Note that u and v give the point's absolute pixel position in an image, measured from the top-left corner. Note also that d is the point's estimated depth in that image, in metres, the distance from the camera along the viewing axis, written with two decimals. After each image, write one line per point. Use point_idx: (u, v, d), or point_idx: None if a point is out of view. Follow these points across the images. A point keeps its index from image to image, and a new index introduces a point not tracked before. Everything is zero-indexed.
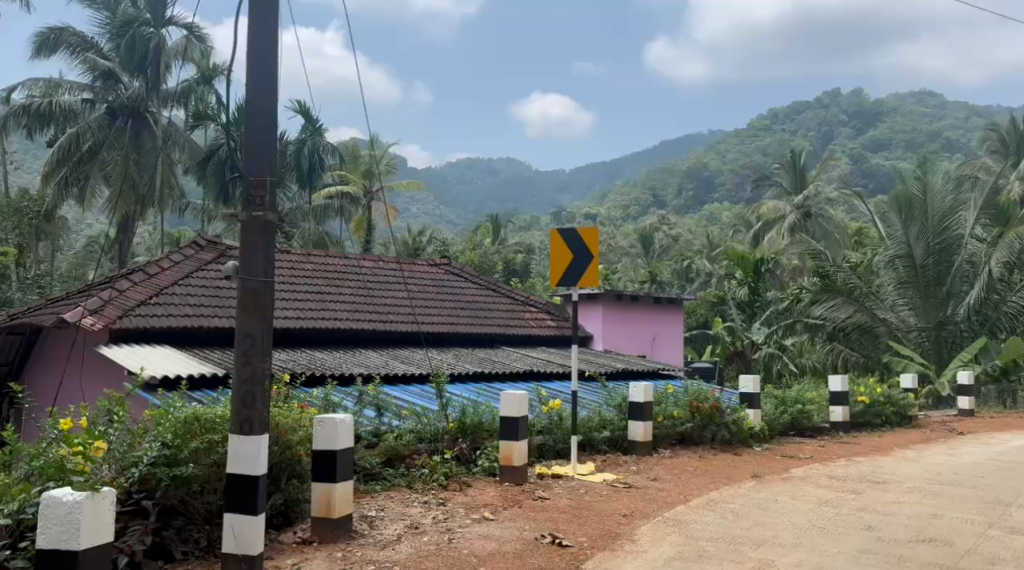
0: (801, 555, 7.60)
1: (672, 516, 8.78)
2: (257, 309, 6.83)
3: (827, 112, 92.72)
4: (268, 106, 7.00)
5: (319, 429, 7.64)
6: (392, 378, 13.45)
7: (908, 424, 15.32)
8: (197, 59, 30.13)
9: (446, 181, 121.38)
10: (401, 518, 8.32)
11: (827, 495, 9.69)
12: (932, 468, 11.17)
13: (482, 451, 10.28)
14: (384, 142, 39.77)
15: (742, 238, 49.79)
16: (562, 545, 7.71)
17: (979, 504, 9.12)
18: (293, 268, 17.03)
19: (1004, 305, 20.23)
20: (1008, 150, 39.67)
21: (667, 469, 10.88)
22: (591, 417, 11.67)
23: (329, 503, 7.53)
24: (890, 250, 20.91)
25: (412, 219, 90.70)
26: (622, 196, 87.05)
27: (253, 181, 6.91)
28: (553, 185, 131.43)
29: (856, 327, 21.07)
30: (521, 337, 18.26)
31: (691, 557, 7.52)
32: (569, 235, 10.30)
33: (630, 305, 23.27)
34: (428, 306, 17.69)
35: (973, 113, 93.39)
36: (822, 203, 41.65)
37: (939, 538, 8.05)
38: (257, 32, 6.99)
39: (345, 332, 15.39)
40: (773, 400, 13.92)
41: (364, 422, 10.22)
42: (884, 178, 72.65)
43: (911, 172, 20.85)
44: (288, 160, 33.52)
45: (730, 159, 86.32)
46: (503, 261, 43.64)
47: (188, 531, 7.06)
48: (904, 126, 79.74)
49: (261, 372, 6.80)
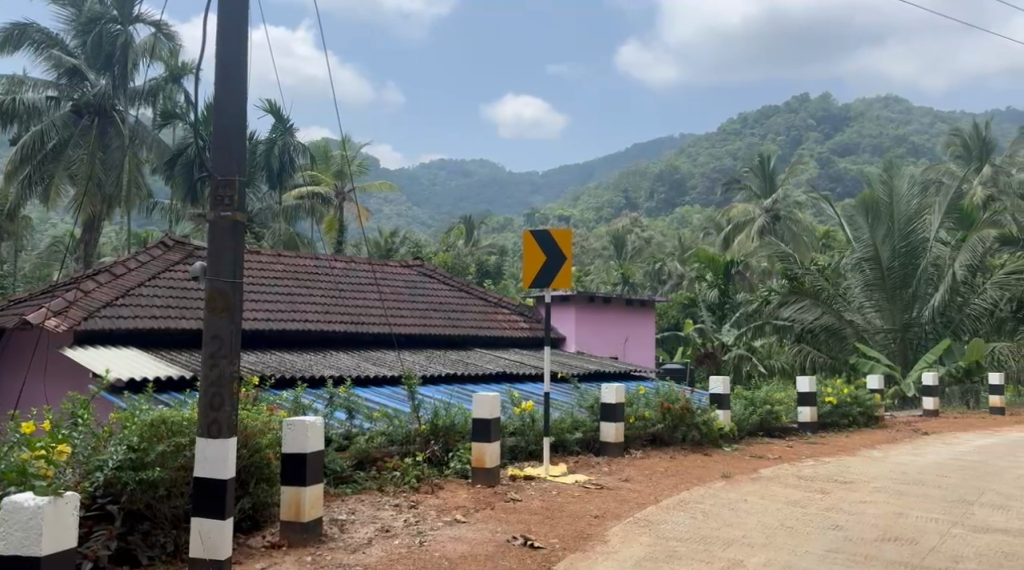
0: (768, 555, 7.67)
1: (643, 516, 8.83)
2: (224, 310, 6.80)
3: (796, 116, 93.57)
4: (236, 105, 6.96)
5: (288, 431, 7.60)
6: (363, 381, 13.40)
7: (875, 424, 15.49)
8: (165, 57, 29.88)
9: (418, 182, 121.31)
10: (372, 521, 8.32)
11: (794, 495, 9.78)
12: (898, 468, 11.28)
13: (454, 453, 10.28)
14: (356, 142, 39.63)
15: (712, 241, 50.07)
16: (534, 547, 7.74)
17: (943, 504, 9.24)
18: (263, 269, 16.94)
19: (968, 307, 20.53)
20: (972, 154, 40.24)
21: (638, 470, 10.96)
22: (563, 418, 11.73)
23: (298, 505, 7.50)
24: (857, 253, 21.09)
25: (384, 221, 90.48)
26: (594, 199, 87.36)
27: (220, 181, 6.86)
28: (525, 187, 131.48)
29: (823, 329, 21.26)
30: (494, 338, 18.29)
31: (661, 557, 7.57)
32: (541, 236, 10.33)
33: (601, 307, 23.34)
34: (399, 307, 17.64)
35: (937, 118, 94.69)
36: (790, 206, 41.98)
37: (904, 537, 8.14)
38: (225, 33, 6.96)
39: (316, 333, 15.31)
40: (742, 400, 14.02)
41: (334, 425, 10.20)
42: (851, 182, 73.45)
43: (877, 175, 21.03)
44: (257, 160, 33.33)
45: (701, 162, 86.84)
46: (475, 262, 43.69)
47: (154, 536, 6.98)
48: (871, 131, 80.59)
49: (227, 374, 6.76)
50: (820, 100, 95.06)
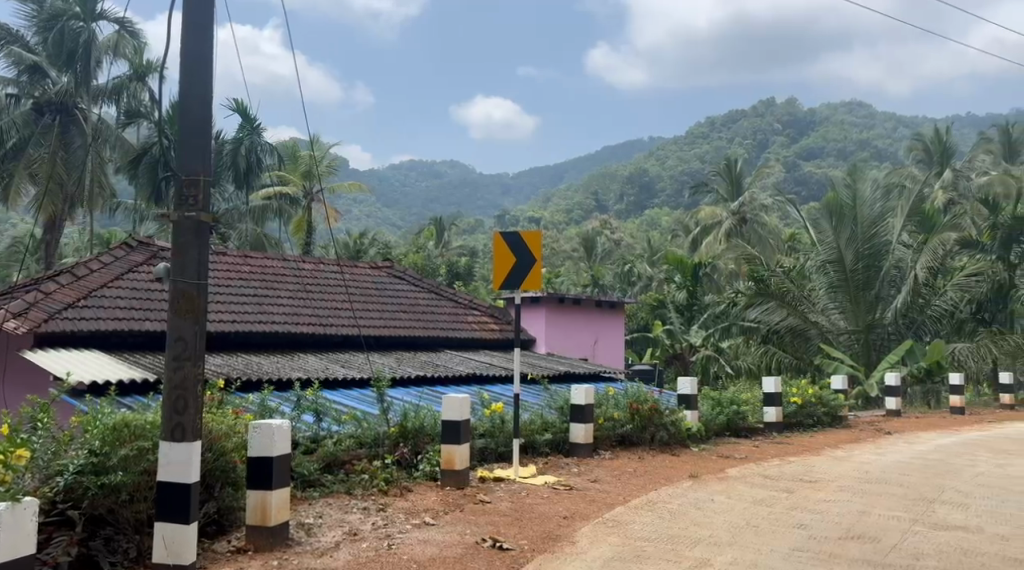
0: (735, 554, 7.74)
1: (613, 517, 8.88)
2: (190, 312, 6.78)
3: (763, 120, 94.50)
4: (204, 106, 6.96)
5: (254, 435, 7.58)
6: (332, 383, 13.35)
7: (839, 424, 15.68)
8: (130, 55, 29.58)
9: (389, 183, 121.02)
10: (340, 524, 8.30)
11: (761, 495, 9.87)
12: (863, 467, 11.42)
13: (424, 454, 10.28)
14: (324, 143, 39.50)
15: (680, 243, 50.38)
16: (502, 548, 7.78)
17: (905, 502, 9.39)
18: (229, 270, 16.85)
19: (929, 308, 20.96)
20: (933, 159, 40.82)
21: (607, 470, 11.04)
22: (533, 419, 11.76)
23: (264, 509, 7.48)
24: (821, 255, 21.30)
25: (353, 222, 90.17)
26: (565, 201, 87.59)
27: (185, 181, 6.85)
28: (494, 188, 131.48)
29: (789, 330, 21.43)
30: (464, 340, 18.28)
31: (629, 557, 7.63)
32: (511, 239, 10.37)
33: (571, 308, 23.41)
34: (368, 309, 17.62)
35: (901, 123, 96.13)
36: (757, 209, 42.36)
37: (867, 534, 8.27)
38: (191, 33, 6.94)
39: (283, 335, 15.23)
40: (710, 402, 14.14)
41: (302, 427, 10.16)
42: (816, 185, 74.31)
43: (841, 179, 21.26)
44: (223, 160, 33.09)
45: (670, 164, 87.36)
46: (445, 264, 43.66)
47: (116, 541, 6.95)
48: (836, 135, 81.53)
49: (192, 377, 6.74)
50: (787, 105, 96.09)
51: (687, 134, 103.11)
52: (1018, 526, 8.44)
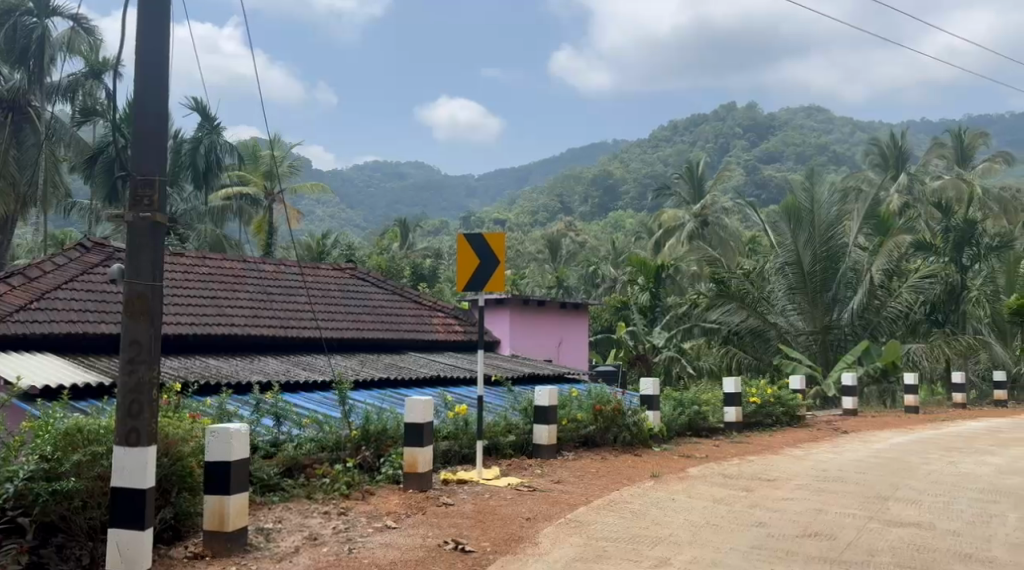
0: (694, 552, 7.81)
1: (575, 517, 8.93)
2: (144, 314, 6.72)
3: (724, 124, 95.32)
4: (159, 108, 6.89)
5: (212, 439, 7.50)
6: (292, 386, 13.24)
7: (798, 424, 15.86)
8: (84, 52, 29.27)
9: (353, 184, 120.54)
10: (300, 529, 8.26)
11: (721, 494, 9.95)
12: (820, 465, 11.57)
13: (386, 457, 10.23)
14: (285, 143, 39.27)
15: (644, 246, 50.64)
16: (464, 551, 7.76)
17: (862, 499, 9.52)
18: (188, 272, 16.67)
19: (885, 310, 21.20)
20: (888, 163, 41.42)
21: (570, 471, 11.08)
22: (496, 421, 11.75)
23: (221, 516, 7.43)
24: (780, 258, 21.53)
25: (316, 224, 89.60)
26: (529, 203, 87.81)
27: (139, 181, 6.78)
28: (459, 189, 131.35)
29: (749, 331, 21.61)
30: (428, 342, 18.25)
31: (590, 557, 7.66)
32: (475, 240, 10.36)
33: (535, 309, 23.44)
34: (331, 312, 17.53)
35: (858, 128, 97.49)
36: (718, 212, 42.68)
37: (824, 532, 8.36)
38: (144, 33, 6.87)
39: (243, 338, 15.11)
40: (671, 402, 14.23)
41: (261, 431, 10.09)
42: (776, 188, 75.05)
43: (800, 182, 21.50)
44: (182, 160, 32.78)
45: (634, 167, 87.79)
46: (410, 265, 43.53)
47: (69, 548, 6.88)
48: (795, 140, 82.33)
49: (147, 381, 6.68)
50: (748, 110, 96.98)
51: (651, 137, 103.73)
52: (969, 522, 8.58)
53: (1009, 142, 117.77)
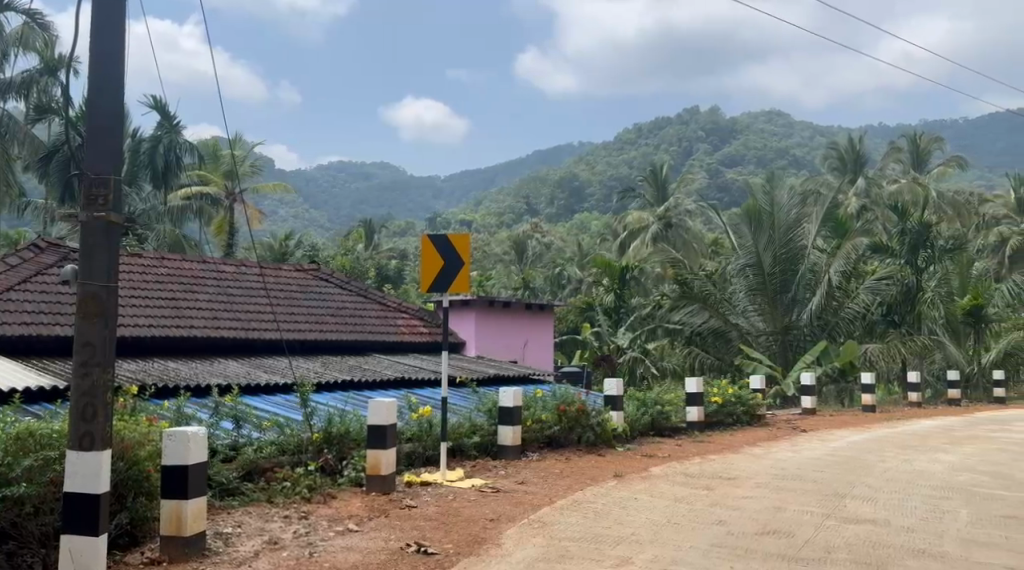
0: (655, 551, 7.85)
1: (538, 517, 8.95)
2: (97, 315, 6.63)
3: (688, 127, 95.99)
4: (113, 107, 6.80)
5: (169, 442, 7.42)
6: (254, 389, 13.13)
7: (758, 423, 16.00)
8: (39, 49, 28.85)
9: (318, 184, 119.80)
10: (259, 533, 8.19)
11: (683, 493, 10.01)
12: (779, 464, 11.66)
13: (348, 460, 10.17)
14: (245, 143, 38.91)
15: (609, 247, 50.88)
16: (426, 554, 7.74)
17: (819, 497, 9.61)
18: (146, 272, 16.47)
19: (843, 311, 21.43)
20: (847, 168, 41.92)
21: (534, 472, 11.07)
22: (461, 423, 11.70)
23: (179, 519, 7.35)
24: (741, 259, 21.72)
25: (280, 223, 88.96)
26: (495, 205, 87.78)
27: (93, 179, 6.67)
28: (425, 190, 131.03)
29: (711, 331, 21.77)
30: (393, 344, 18.17)
31: (553, 557, 7.67)
32: (439, 241, 10.34)
33: (500, 311, 23.42)
34: (293, 313, 17.42)
35: (818, 133, 98.71)
36: (681, 214, 42.99)
37: (782, 530, 8.43)
38: (99, 34, 6.79)
39: (201, 340, 14.95)
40: (634, 402, 14.30)
41: (220, 435, 9.98)
42: (738, 191, 75.77)
43: (760, 185, 21.68)
44: (140, 159, 32.36)
45: (599, 169, 88.13)
46: (375, 267, 43.34)
47: (21, 556, 6.80)
48: (756, 144, 83.12)
49: (100, 384, 6.59)
50: (710, 114, 97.87)
51: (616, 139, 104.21)
52: (922, 518, 8.71)
53: (964, 146, 119.89)
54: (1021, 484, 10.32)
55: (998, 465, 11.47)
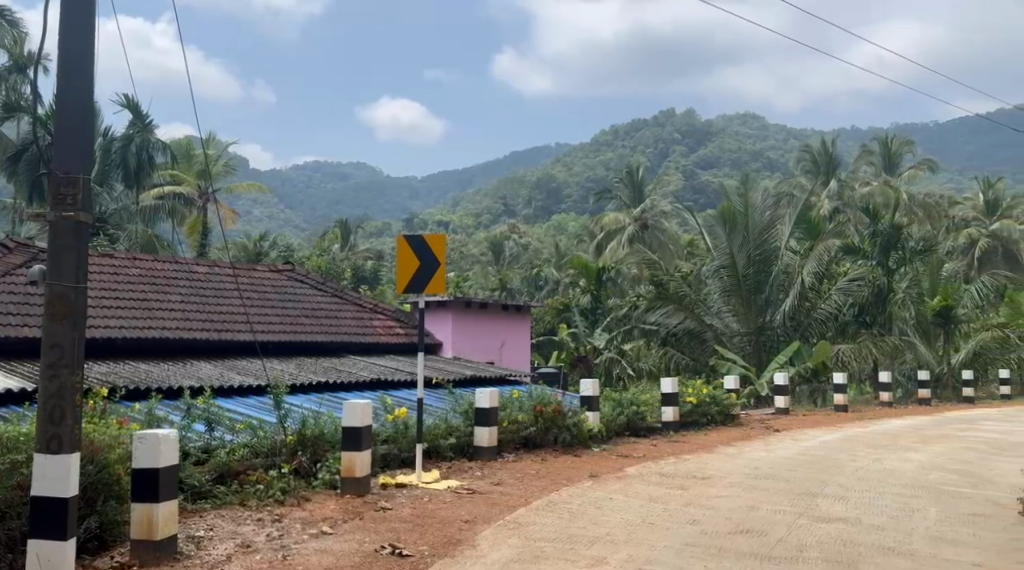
0: (629, 551, 7.86)
1: (513, 517, 8.95)
2: (66, 317, 6.56)
3: (663, 128, 96.38)
4: (83, 105, 6.72)
5: (140, 445, 7.36)
6: (227, 391, 13.04)
7: (732, 423, 16.08)
8: (9, 46, 29.44)
9: (294, 185, 119.31)
10: (232, 536, 8.13)
11: (657, 492, 10.04)
12: (753, 463, 11.73)
13: (323, 463, 10.13)
14: (219, 143, 38.76)
15: (586, 248, 51.01)
16: (401, 556, 7.71)
17: (792, 496, 9.65)
18: (117, 272, 16.33)
19: (815, 311, 21.62)
20: (819, 169, 42.24)
21: (510, 473, 11.06)
22: (437, 424, 11.63)
23: (149, 522, 7.29)
24: (715, 261, 21.83)
25: (256, 224, 88.48)
26: (472, 206, 87.66)
27: (61, 179, 6.60)
28: (402, 191, 130.71)
29: (686, 332, 21.81)
30: (369, 345, 18.14)
31: (528, 558, 7.67)
32: (415, 241, 10.31)
33: (477, 312, 23.39)
34: (268, 314, 17.33)
35: (791, 135, 99.52)
36: (657, 215, 43.15)
37: (755, 529, 8.47)
38: (67, 30, 6.72)
39: (174, 342, 14.84)
40: (610, 402, 14.33)
41: (193, 438, 9.89)
42: (713, 193, 76.21)
43: (734, 187, 21.81)
44: (112, 158, 32.11)
45: (576, 171, 88.32)
46: (351, 267, 43.21)
47: None
48: (731, 146, 83.64)
49: (68, 386, 6.52)
50: (686, 116, 98.36)
51: (592, 141, 104.50)
52: (891, 516, 8.77)
53: (935, 150, 121.23)
54: (989, 481, 10.43)
55: (966, 463, 11.59)
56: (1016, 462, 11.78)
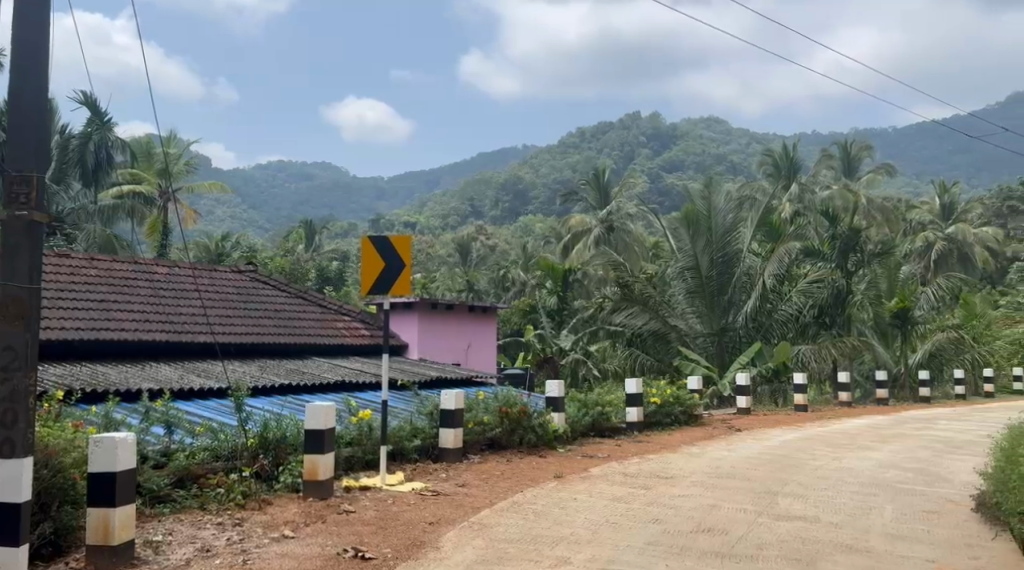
0: (592, 551, 7.87)
1: (478, 519, 8.93)
2: (20, 319, 6.46)
3: (628, 131, 96.84)
4: (37, 98, 6.61)
5: (95, 449, 7.25)
6: (186, 394, 12.91)
7: (695, 423, 16.18)
8: None
9: (258, 185, 118.34)
10: (191, 541, 8.05)
11: (620, 492, 10.08)
12: (716, 462, 11.80)
13: (284, 466, 10.05)
14: (180, 142, 38.29)
15: (552, 250, 51.11)
16: (364, 559, 7.66)
17: (753, 495, 9.72)
18: (75, 272, 16.09)
19: (777, 313, 21.85)
20: (781, 172, 42.62)
21: (476, 475, 11.03)
22: (402, 425, 11.54)
23: (106, 527, 7.19)
24: (679, 263, 21.98)
25: (219, 225, 87.63)
26: (438, 207, 87.50)
27: (14, 178, 6.48)
28: (369, 192, 130.14)
29: (651, 334, 21.87)
30: (333, 347, 18.01)
31: (492, 560, 7.64)
32: (379, 242, 10.26)
33: (443, 313, 23.31)
34: (230, 315, 17.17)
35: (754, 139, 100.53)
36: (622, 218, 43.33)
37: (717, 527, 8.52)
38: (20, 23, 6.60)
39: (133, 344, 14.66)
40: (575, 403, 14.36)
41: (151, 441, 9.74)
42: (677, 196, 76.70)
43: (697, 190, 21.96)
44: (69, 156, 31.61)
45: (542, 173, 88.47)
46: (316, 268, 42.92)
47: None
48: (695, 150, 84.25)
49: (22, 389, 6.42)
50: (651, 120, 98.87)
51: (559, 143, 104.73)
52: (849, 514, 8.86)
53: (895, 155, 123.06)
54: (944, 479, 10.57)
55: (921, 462, 11.74)
56: (970, 460, 11.96)
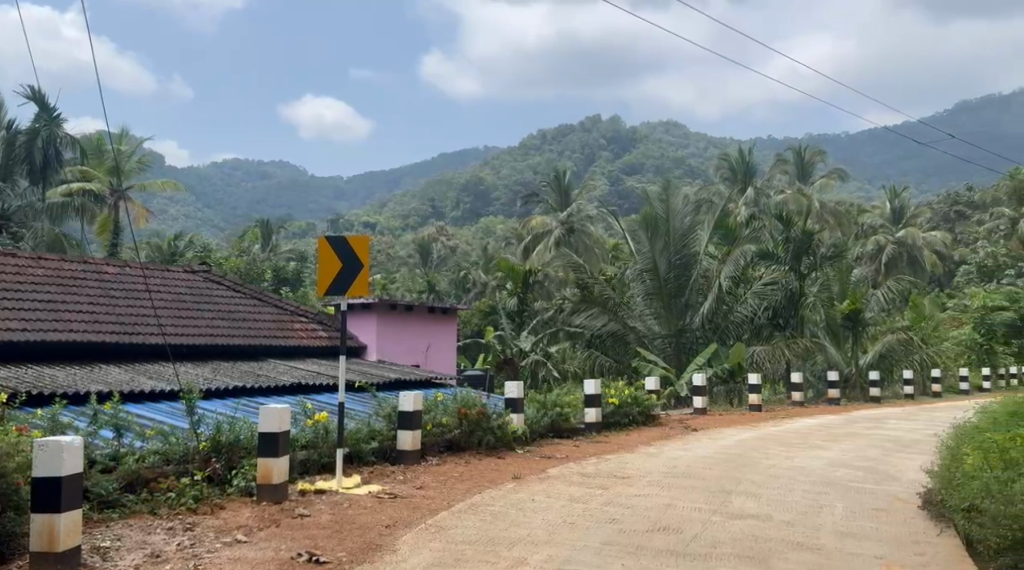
0: (548, 551, 7.85)
1: (435, 521, 8.87)
2: None
3: (588, 134, 97.27)
4: None
5: (40, 453, 7.10)
6: (136, 396, 12.71)
7: (652, 423, 16.25)
8: None
9: (215, 184, 117.02)
10: (141, 546, 7.91)
11: (576, 492, 10.08)
12: (672, 462, 11.85)
13: (237, 469, 9.89)
14: (132, 139, 37.88)
15: (512, 251, 51.17)
16: (318, 563, 7.58)
17: (707, 494, 9.77)
18: (22, 272, 15.78)
19: (732, 314, 22.07)
20: (737, 176, 43.04)
21: (433, 477, 10.97)
22: (360, 428, 11.46)
23: (51, 534, 7.02)
24: (637, 264, 22.09)
25: (175, 224, 86.48)
26: (398, 207, 87.19)
27: None
28: (328, 192, 129.26)
29: (610, 335, 21.96)
30: (288, 348, 17.84)
31: (448, 562, 7.58)
32: (336, 241, 10.17)
33: (402, 315, 23.18)
34: (182, 316, 16.95)
35: (712, 143, 101.45)
36: (582, 219, 43.51)
37: (671, 526, 8.54)
38: None
39: (81, 345, 14.42)
40: (533, 404, 14.36)
41: (100, 444, 9.56)
42: (636, 199, 77.20)
43: (655, 193, 22.11)
44: (16, 152, 31.24)
45: (503, 175, 88.53)
46: (273, 268, 42.61)
47: None
48: (654, 153, 84.84)
49: None
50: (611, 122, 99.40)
51: (519, 146, 104.83)
52: (802, 512, 8.94)
53: (850, 159, 124.87)
54: (893, 477, 10.68)
55: (871, 461, 11.89)
56: (919, 459, 12.13)
